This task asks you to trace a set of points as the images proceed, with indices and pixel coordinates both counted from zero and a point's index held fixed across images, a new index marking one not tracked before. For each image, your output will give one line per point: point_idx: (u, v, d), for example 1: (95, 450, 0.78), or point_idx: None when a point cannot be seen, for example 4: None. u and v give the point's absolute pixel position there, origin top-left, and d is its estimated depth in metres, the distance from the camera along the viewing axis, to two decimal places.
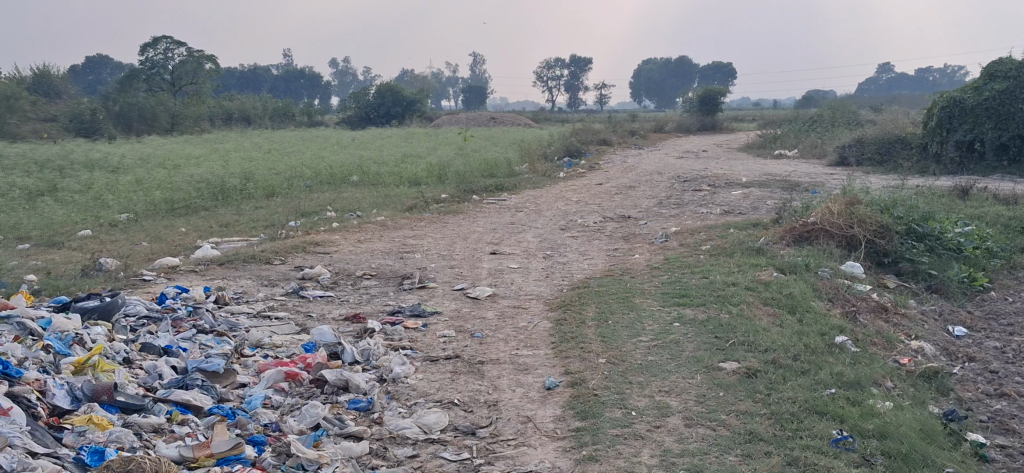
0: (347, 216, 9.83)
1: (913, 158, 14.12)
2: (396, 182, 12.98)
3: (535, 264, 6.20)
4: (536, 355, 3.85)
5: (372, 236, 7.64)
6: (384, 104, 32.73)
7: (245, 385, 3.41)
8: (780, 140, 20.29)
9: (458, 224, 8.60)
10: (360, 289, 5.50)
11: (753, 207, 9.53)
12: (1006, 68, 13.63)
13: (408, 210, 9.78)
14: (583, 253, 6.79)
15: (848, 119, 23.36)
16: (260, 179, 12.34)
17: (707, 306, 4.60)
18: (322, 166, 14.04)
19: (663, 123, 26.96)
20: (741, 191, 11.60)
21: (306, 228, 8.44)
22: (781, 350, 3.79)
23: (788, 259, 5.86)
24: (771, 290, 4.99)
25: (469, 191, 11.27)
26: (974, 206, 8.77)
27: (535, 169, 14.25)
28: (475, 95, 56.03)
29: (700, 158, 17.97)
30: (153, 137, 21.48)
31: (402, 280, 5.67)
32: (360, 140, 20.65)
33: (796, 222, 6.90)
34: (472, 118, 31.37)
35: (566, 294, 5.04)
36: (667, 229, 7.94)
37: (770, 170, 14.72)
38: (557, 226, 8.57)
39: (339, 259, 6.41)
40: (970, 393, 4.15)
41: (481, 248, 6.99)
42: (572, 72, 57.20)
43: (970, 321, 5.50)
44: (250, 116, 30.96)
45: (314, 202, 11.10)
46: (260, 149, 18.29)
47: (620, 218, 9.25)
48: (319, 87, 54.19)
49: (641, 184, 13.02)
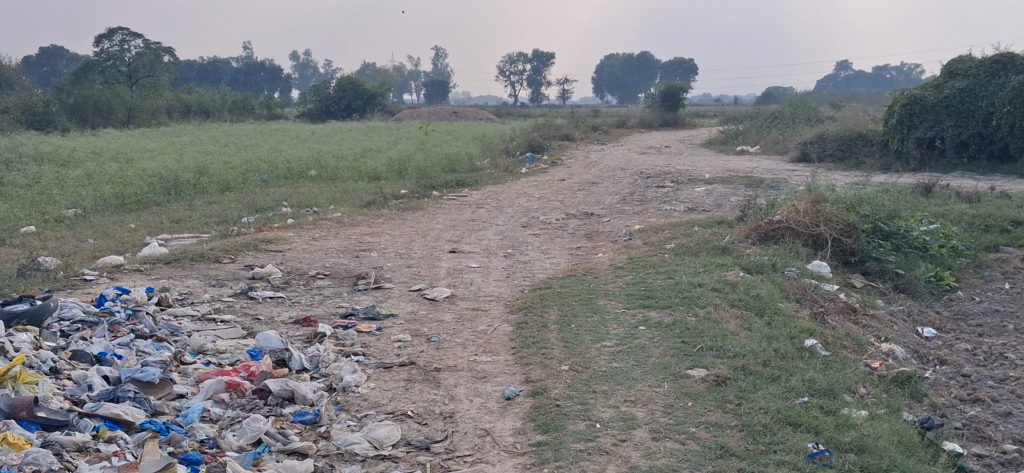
0: (303, 212, 9.57)
1: (875, 155, 14.14)
2: (356, 177, 12.73)
3: (495, 263, 6.02)
4: (496, 361, 3.67)
5: (328, 233, 7.41)
6: (344, 97, 32.37)
7: (183, 396, 3.19)
8: (742, 136, 20.30)
9: (417, 221, 8.39)
10: (312, 290, 5.27)
11: (717, 205, 9.42)
12: (966, 66, 13.68)
13: (366, 206, 9.55)
14: (545, 251, 6.61)
15: (808, 115, 23.46)
16: (215, 173, 12.03)
17: (672, 309, 4.43)
18: (280, 161, 13.73)
19: (625, 118, 26.89)
20: (705, 187, 11.50)
21: (259, 225, 8.18)
22: (751, 355, 3.62)
23: (754, 258, 5.72)
24: (738, 291, 4.84)
25: (429, 187, 11.06)
26: (938, 204, 8.74)
27: (497, 165, 14.06)
28: (437, 89, 55.68)
29: (663, 154, 17.89)
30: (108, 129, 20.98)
31: (356, 279, 5.46)
32: (319, 134, 20.33)
33: (762, 220, 6.77)
34: (434, 113, 31.12)
35: (528, 295, 4.86)
36: (630, 227, 7.79)
37: (733, 166, 14.67)
38: (519, 223, 8.39)
39: (292, 257, 6.17)
40: (943, 399, 4.03)
41: (440, 246, 6.80)
42: (534, 67, 57.07)
43: (938, 322, 5.41)
44: (208, 109, 30.43)
45: (269, 197, 10.82)
46: (216, 142, 17.91)
47: (582, 215, 9.09)
48: (279, 80, 53.52)
49: (604, 180, 12.89)
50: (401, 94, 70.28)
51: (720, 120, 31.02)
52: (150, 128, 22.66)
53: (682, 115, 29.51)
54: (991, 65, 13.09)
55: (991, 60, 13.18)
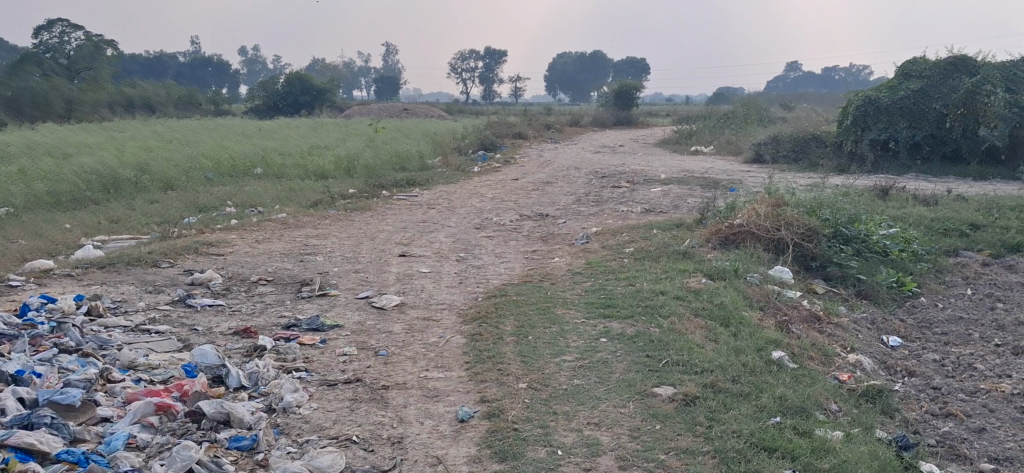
0: (247, 212, 9.24)
1: (828, 156, 14.13)
2: (303, 175, 12.39)
3: (448, 268, 5.78)
4: (448, 378, 3.43)
5: (273, 235, 7.11)
6: (293, 93, 31.86)
7: (107, 420, 2.85)
8: (696, 136, 20.25)
9: (366, 222, 8.11)
10: (253, 297, 4.98)
11: (673, 207, 9.26)
12: (920, 68, 13.70)
13: (314, 206, 9.25)
14: (499, 255, 6.38)
15: (760, 115, 23.51)
16: (156, 171, 11.62)
17: (634, 319, 4.23)
18: (225, 158, 13.35)
19: (578, 117, 26.77)
20: (660, 188, 11.36)
21: (200, 226, 7.84)
22: (719, 370, 3.42)
23: (716, 264, 5.54)
24: (701, 300, 4.65)
25: (379, 186, 10.78)
26: (896, 207, 8.66)
27: (449, 163, 13.80)
28: (389, 85, 55.19)
29: (616, 153, 17.75)
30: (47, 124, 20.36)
31: (300, 286, 5.19)
32: (267, 130, 19.90)
33: (722, 223, 6.59)
34: (384, 109, 30.74)
35: (481, 303, 4.63)
36: (587, 230, 7.58)
37: (687, 166, 14.56)
38: (472, 224, 8.15)
39: (233, 262, 5.87)
40: (914, 413, 3.87)
41: (390, 250, 6.53)
42: (487, 64, 56.82)
43: (902, 331, 5.27)
44: (153, 104, 29.74)
45: (213, 196, 10.47)
46: (160, 138, 17.42)
47: (537, 216, 8.87)
48: (227, 75, 52.67)
49: (558, 180, 12.69)
50: (351, 90, 69.60)
51: (672, 119, 31.03)
52: (92, 123, 22.04)
53: (635, 114, 29.46)
54: (944, 67, 13.13)
55: (943, 62, 13.21)
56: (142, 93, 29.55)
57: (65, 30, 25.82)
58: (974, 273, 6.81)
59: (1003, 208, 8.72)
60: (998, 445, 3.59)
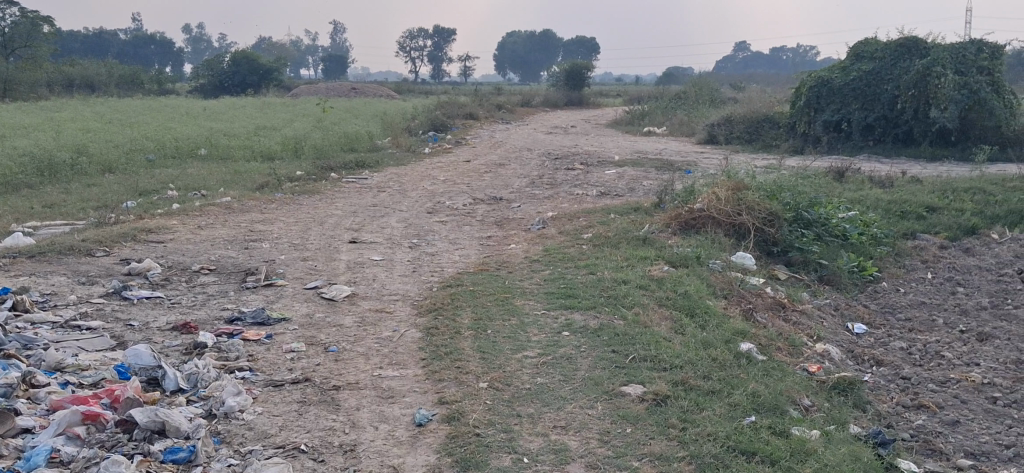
0: (191, 196, 8.92)
1: (781, 137, 14.09)
2: (249, 157, 12.04)
3: (401, 256, 5.55)
4: (404, 376, 3.22)
5: (216, 221, 6.82)
6: (240, 72, 31.24)
7: (28, 431, 2.59)
8: (648, 117, 20.16)
9: (314, 206, 7.84)
10: (194, 289, 4.73)
11: (629, 189, 9.12)
12: (872, 49, 13.68)
13: (259, 189, 8.95)
14: (453, 241, 6.17)
15: (711, 96, 23.48)
16: (95, 153, 11.21)
17: (597, 310, 4.05)
18: (167, 139, 12.94)
19: (530, 97, 26.56)
20: (614, 170, 11.21)
21: (140, 212, 7.52)
22: (689, 366, 3.26)
23: (677, 251, 5.39)
24: (665, 289, 4.48)
25: (327, 168, 10.48)
26: (852, 189, 8.60)
27: (399, 144, 13.52)
28: (337, 65, 54.45)
29: (569, 134, 17.57)
30: None
31: (245, 276, 4.93)
32: (212, 111, 19.42)
33: (681, 207, 6.44)
34: (333, 89, 30.26)
35: (436, 294, 4.42)
36: (542, 214, 7.40)
37: (640, 148, 14.45)
38: (424, 208, 7.93)
39: (174, 250, 5.59)
40: (886, 405, 3.73)
41: (340, 236, 6.29)
42: (436, 44, 56.28)
43: (867, 317, 5.16)
44: (93, 83, 28.95)
45: (155, 180, 10.11)
46: (99, 118, 16.88)
47: (491, 199, 8.67)
48: (171, 54, 51.57)
49: (511, 162, 12.49)
50: (298, 70, 68.57)
51: (623, 100, 30.94)
52: (29, 103, 21.35)
53: (586, 95, 29.33)
54: (896, 48, 13.12)
55: (895, 43, 13.21)
56: (82, 72, 28.76)
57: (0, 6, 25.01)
58: (932, 257, 6.74)
59: (958, 190, 8.70)
60: (973, 439, 3.46)
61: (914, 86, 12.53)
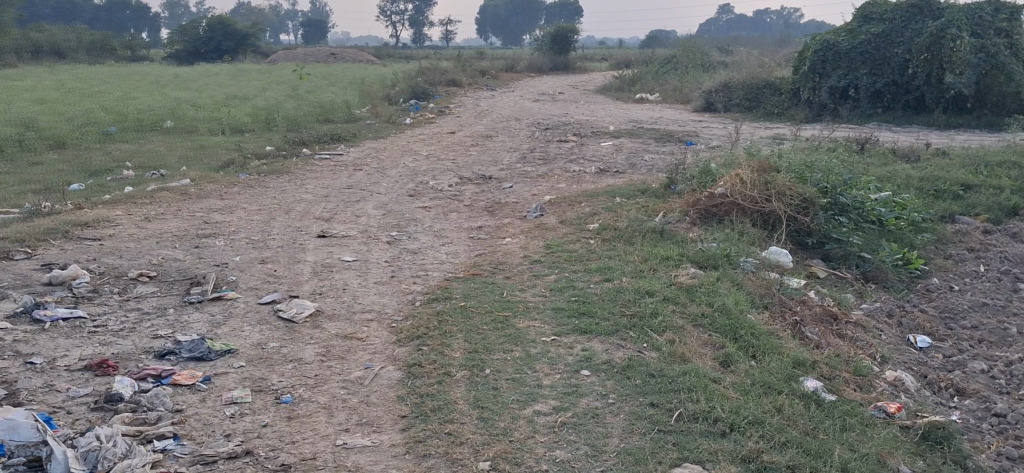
0: (147, 177, 8.07)
1: (784, 104, 13.29)
2: (217, 129, 11.17)
3: (378, 255, 4.72)
4: (378, 447, 2.42)
5: (167, 209, 5.96)
6: (215, 37, 30.23)
7: None
8: (640, 83, 19.32)
9: (281, 190, 6.99)
10: (126, 305, 3.88)
11: (630, 166, 8.33)
12: (880, 10, 12.83)
13: (223, 168, 8.12)
14: (437, 234, 5.33)
15: (702, 58, 22.64)
16: (47, 126, 10.33)
17: (621, 336, 3.24)
18: (129, 111, 12.02)
19: (514, 62, 25.65)
20: (610, 142, 10.41)
21: (83, 198, 6.68)
22: (754, 429, 2.47)
23: (702, 248, 4.58)
24: (699, 301, 3.68)
25: (298, 142, 9.61)
26: (877, 165, 7.81)
27: (379, 114, 12.65)
28: (317, 29, 53.32)
29: (557, 101, 16.71)
30: None
31: (190, 286, 4.09)
32: (183, 79, 18.47)
33: (699, 193, 5.62)
34: (312, 55, 29.28)
35: (420, 311, 3.59)
36: (539, 197, 6.57)
37: (634, 116, 13.64)
38: (405, 190, 7.10)
39: (110, 250, 4.74)
40: (990, 459, 2.93)
41: (309, 228, 5.46)
42: (417, 7, 54.99)
43: (928, 326, 4.36)
44: (64, 50, 27.94)
45: (110, 156, 9.26)
46: (61, 87, 15.96)
47: (479, 178, 7.84)
48: (146, 19, 50.56)
49: (499, 133, 11.65)
50: (278, 35, 67.15)
51: (610, 64, 30.01)
52: None
53: (572, 60, 28.45)
54: (907, 9, 12.27)
55: (906, 4, 12.33)
56: (52, 38, 27.81)
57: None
58: (979, 245, 5.96)
59: (992, 164, 7.91)
60: None
61: (926, 49, 11.69)
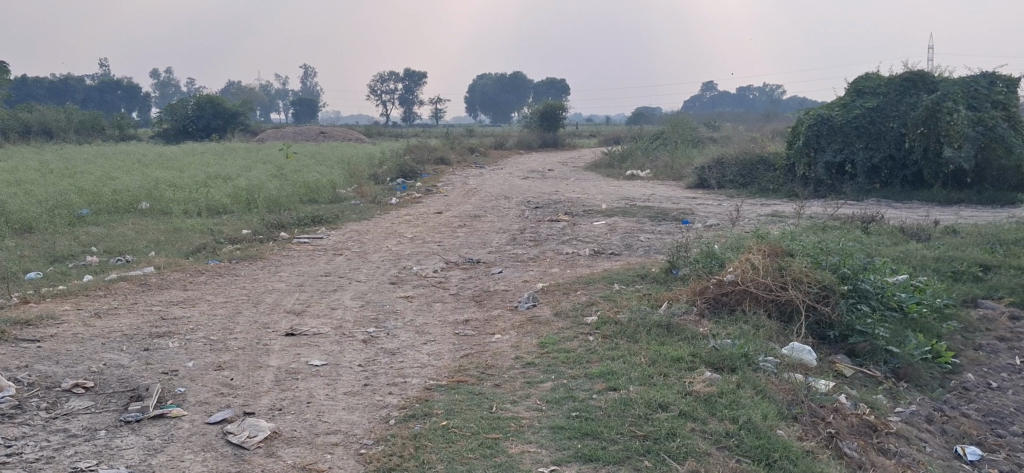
0: (111, 264, 7.55)
1: (779, 181, 12.91)
2: (193, 210, 10.71)
3: (351, 357, 4.19)
4: None
5: (121, 303, 5.42)
6: (203, 116, 30.04)
7: None
8: (630, 160, 19.03)
9: (253, 278, 6.48)
10: (52, 425, 3.32)
11: (626, 248, 7.87)
12: (874, 84, 12.59)
13: (193, 254, 7.63)
14: (418, 330, 4.80)
15: (691, 134, 22.42)
16: (14, 209, 9.87)
17: (634, 466, 2.71)
18: (103, 191, 11.57)
19: (502, 139, 25.45)
20: (603, 221, 9.99)
21: (38, 289, 6.16)
22: None
23: (717, 347, 4.06)
24: (721, 414, 3.15)
25: (277, 225, 9.11)
26: (886, 244, 7.35)
27: (363, 194, 12.20)
28: (306, 107, 53.40)
29: (547, 179, 16.34)
30: None
31: (130, 401, 3.53)
32: (166, 158, 18.11)
33: (706, 280, 5.11)
34: (300, 134, 29.05)
35: (395, 433, 3.05)
36: (530, 285, 6.07)
37: (626, 193, 13.27)
38: (386, 277, 6.61)
39: (47, 355, 4.19)
40: None
41: (276, 324, 4.93)
42: (405, 86, 55.23)
43: (974, 433, 3.83)
44: (51, 129, 27.72)
45: (77, 241, 8.75)
46: (40, 167, 15.57)
47: (466, 263, 7.36)
48: (138, 99, 50.86)
49: (487, 212, 11.19)
50: (267, 113, 67.24)
51: (599, 141, 29.88)
52: None
53: (560, 136, 28.28)
54: (901, 83, 12.10)
55: (899, 78, 12.17)
56: (38, 119, 27.65)
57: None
58: (1009, 333, 5.46)
59: (1007, 242, 7.47)
60: None
61: (923, 123, 11.35)
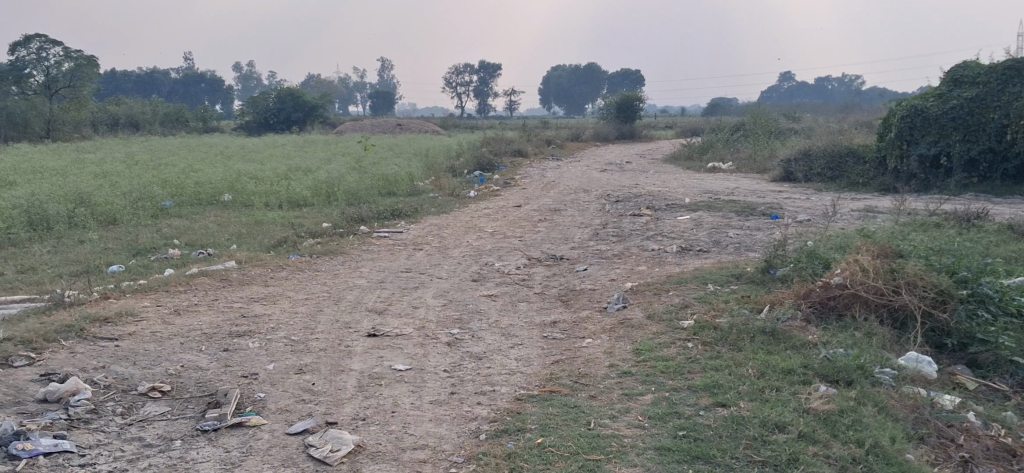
0: (192, 257, 7.49)
1: (870, 174, 12.37)
2: (275, 203, 10.65)
3: (436, 362, 3.98)
4: None
5: (201, 299, 5.31)
6: (284, 109, 30.27)
7: None
8: (711, 152, 18.55)
9: (333, 274, 6.33)
10: (127, 432, 3.18)
11: (715, 244, 7.53)
12: (973, 73, 11.92)
13: (273, 249, 7.53)
14: (504, 333, 4.57)
15: (772, 124, 21.81)
16: (99, 201, 9.92)
17: None
18: (186, 183, 11.61)
19: (579, 130, 25.10)
20: (688, 216, 9.65)
21: (120, 284, 6.10)
22: None
23: (830, 357, 3.73)
24: (844, 437, 2.84)
25: (356, 218, 8.97)
26: (996, 241, 6.87)
27: (441, 187, 12.03)
28: (383, 100, 53.69)
29: (627, 171, 15.99)
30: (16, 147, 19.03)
31: (207, 408, 3.38)
32: (249, 149, 18.22)
33: (811, 285, 4.80)
34: (377, 126, 29.10)
35: (486, 451, 2.82)
36: (619, 284, 5.80)
37: (710, 186, 12.88)
38: (468, 273, 6.40)
39: (125, 355, 4.07)
40: None
41: (358, 324, 4.75)
42: (481, 78, 55.15)
43: None
44: (138, 121, 28.27)
45: (160, 233, 8.73)
46: (127, 159, 15.78)
47: (550, 259, 7.12)
48: (221, 92, 51.74)
49: (567, 206, 10.93)
50: (345, 105, 67.85)
51: (677, 133, 29.33)
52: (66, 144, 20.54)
53: (638, 127, 27.81)
54: (1003, 71, 11.33)
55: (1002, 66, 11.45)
56: (126, 111, 28.25)
57: (42, 45, 24.82)
58: None
59: None
60: None
61: None
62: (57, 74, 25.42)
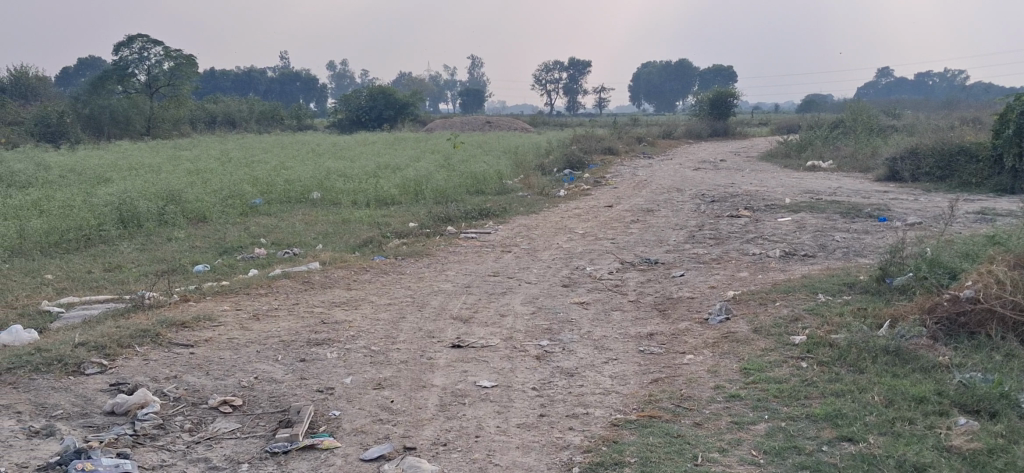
0: (278, 257, 7.36)
1: (983, 173, 11.62)
2: (363, 201, 10.51)
3: (524, 378, 3.67)
4: None
5: (282, 304, 5.12)
6: (376, 106, 30.40)
7: None
8: (810, 151, 17.82)
9: (418, 278, 6.10)
10: (192, 452, 2.96)
11: (820, 249, 7.06)
12: None
13: (359, 249, 7.35)
14: (597, 346, 4.25)
15: (873, 121, 20.94)
16: (191, 198, 9.92)
17: None
18: (276, 180, 11.57)
19: (670, 127, 24.51)
20: (788, 217, 9.16)
21: (205, 284, 5.98)
22: None
23: (967, 382, 3.30)
24: None
25: (443, 218, 8.73)
26: None
27: (530, 186, 11.74)
28: (473, 98, 53.74)
29: (721, 170, 15.48)
30: (117, 145, 19.46)
31: (278, 427, 3.13)
32: (341, 147, 18.24)
33: (938, 296, 4.34)
34: (467, 123, 29.01)
35: None
36: (720, 292, 5.42)
37: (810, 186, 12.31)
38: (557, 278, 6.09)
39: (199, 363, 3.87)
40: None
41: (441, 333, 4.48)
42: (570, 76, 54.70)
43: None
44: (235, 119, 28.75)
45: (247, 231, 8.64)
46: (222, 156, 15.95)
47: (644, 264, 6.76)
48: (315, 91, 52.52)
49: (660, 206, 10.53)
50: (436, 104, 68.19)
51: (772, 130, 28.46)
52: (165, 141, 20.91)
53: (731, 124, 27.05)
54: None
55: None
56: (223, 110, 28.75)
57: (145, 46, 25.04)
58: None
59: None
60: None
61: None
62: (158, 72, 25.87)
